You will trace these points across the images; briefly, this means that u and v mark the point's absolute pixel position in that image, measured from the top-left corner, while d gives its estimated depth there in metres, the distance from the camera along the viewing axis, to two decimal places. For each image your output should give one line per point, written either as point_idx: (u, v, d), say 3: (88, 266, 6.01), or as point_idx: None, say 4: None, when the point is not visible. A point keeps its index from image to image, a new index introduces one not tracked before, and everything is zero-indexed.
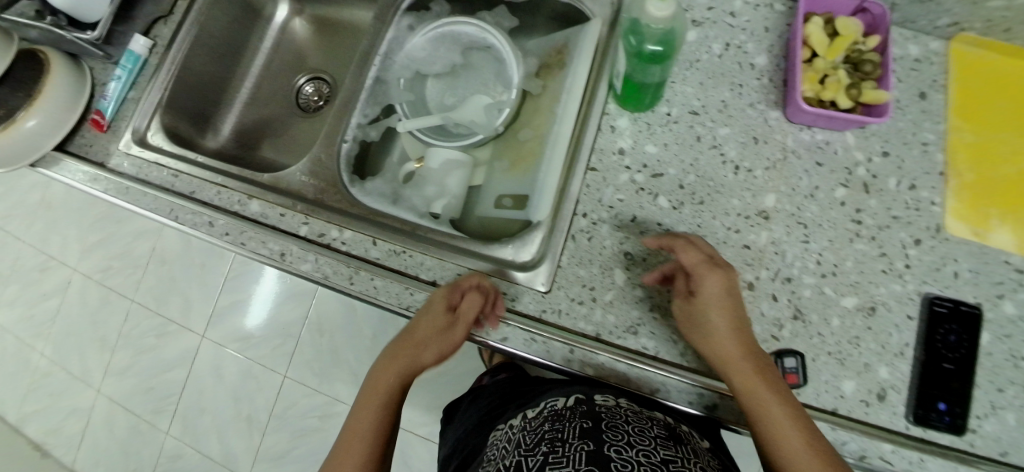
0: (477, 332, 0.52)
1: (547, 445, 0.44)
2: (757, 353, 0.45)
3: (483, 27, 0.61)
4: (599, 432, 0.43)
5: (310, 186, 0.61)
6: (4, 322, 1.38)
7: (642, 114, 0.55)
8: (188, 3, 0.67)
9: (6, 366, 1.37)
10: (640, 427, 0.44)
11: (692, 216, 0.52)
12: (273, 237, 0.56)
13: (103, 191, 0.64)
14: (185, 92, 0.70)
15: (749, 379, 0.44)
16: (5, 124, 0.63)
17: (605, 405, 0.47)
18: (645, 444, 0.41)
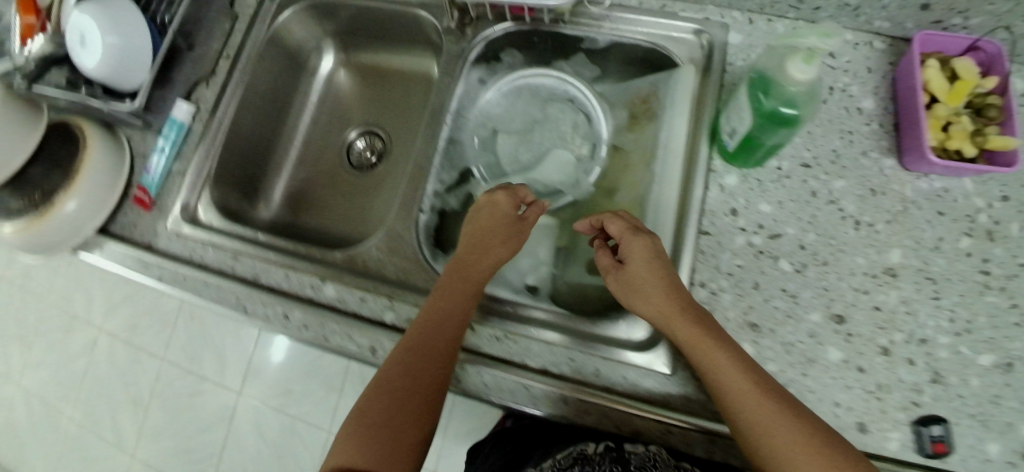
0: (605, 425, 0.47)
1: None
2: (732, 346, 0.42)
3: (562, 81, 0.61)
4: None
5: (388, 262, 0.56)
6: (22, 385, 1.29)
7: (752, 170, 0.51)
8: (233, 64, 0.67)
9: (23, 433, 1.28)
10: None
11: (818, 279, 0.49)
12: (359, 328, 0.53)
13: (158, 279, 0.60)
14: (235, 160, 0.68)
15: (728, 373, 0.41)
16: (46, 210, 0.61)
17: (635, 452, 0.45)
18: None
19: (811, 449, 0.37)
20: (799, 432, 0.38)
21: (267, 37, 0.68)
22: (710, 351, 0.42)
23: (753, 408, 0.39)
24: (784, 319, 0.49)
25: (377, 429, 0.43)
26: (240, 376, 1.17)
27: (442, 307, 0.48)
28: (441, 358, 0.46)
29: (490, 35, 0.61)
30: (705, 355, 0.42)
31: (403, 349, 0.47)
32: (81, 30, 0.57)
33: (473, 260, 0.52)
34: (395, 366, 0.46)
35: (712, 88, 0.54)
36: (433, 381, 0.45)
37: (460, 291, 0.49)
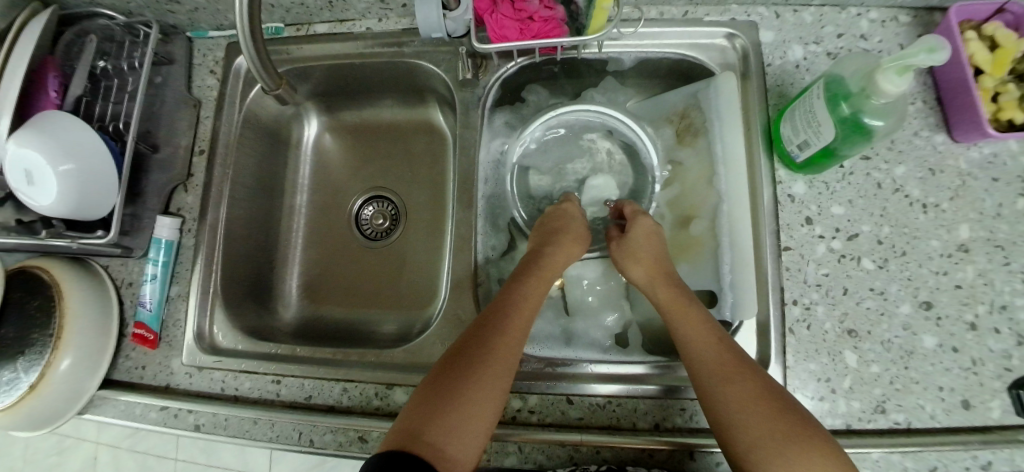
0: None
1: None
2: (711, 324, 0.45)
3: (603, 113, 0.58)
4: None
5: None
6: None
7: (816, 174, 0.51)
8: (209, 160, 0.58)
9: None
10: None
11: (900, 270, 0.49)
12: None
13: (196, 426, 0.52)
14: (238, 265, 0.60)
15: (701, 342, 0.43)
16: (34, 380, 0.51)
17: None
18: None
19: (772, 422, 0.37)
20: (766, 409, 0.38)
21: (241, 120, 0.60)
22: (689, 320, 0.45)
23: (720, 384, 0.40)
24: (877, 318, 0.49)
25: (443, 400, 0.40)
26: (266, 459, 1.08)
27: (514, 298, 0.47)
28: (510, 348, 0.43)
29: (504, 75, 0.56)
30: (685, 323, 0.45)
31: (467, 339, 0.44)
32: (25, 166, 0.47)
33: (543, 255, 0.51)
34: (459, 354, 0.43)
35: (758, 97, 0.52)
36: (505, 369, 0.42)
37: (531, 286, 0.48)
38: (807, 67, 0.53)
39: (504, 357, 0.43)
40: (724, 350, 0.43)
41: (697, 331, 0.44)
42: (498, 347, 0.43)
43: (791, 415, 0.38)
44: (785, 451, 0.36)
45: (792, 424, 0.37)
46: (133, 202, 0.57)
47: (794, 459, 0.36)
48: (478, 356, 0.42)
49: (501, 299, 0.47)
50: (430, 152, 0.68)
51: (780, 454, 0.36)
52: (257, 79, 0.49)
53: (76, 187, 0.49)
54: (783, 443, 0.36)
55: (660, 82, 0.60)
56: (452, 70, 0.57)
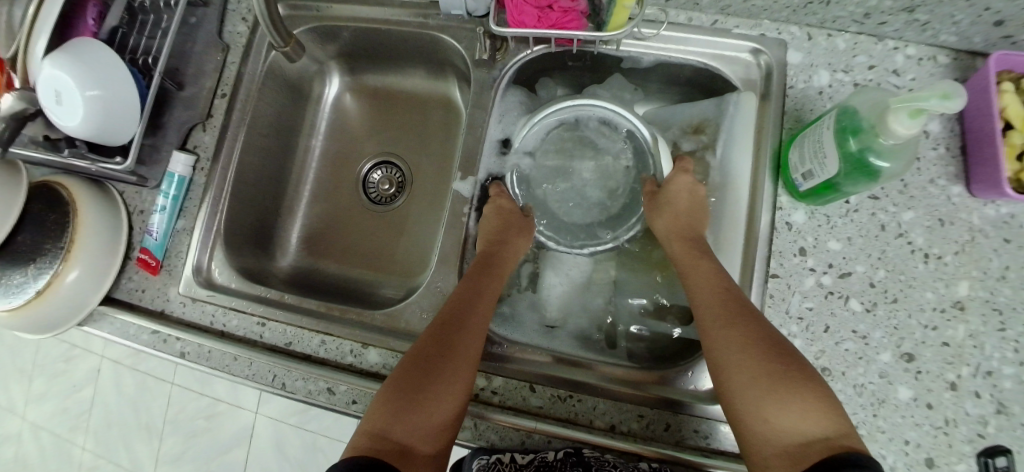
0: None
1: None
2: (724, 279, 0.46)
3: (613, 111, 0.55)
4: None
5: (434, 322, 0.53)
6: (27, 416, 1.21)
7: (820, 206, 0.50)
8: (231, 104, 0.60)
9: (37, 463, 1.21)
10: None
11: (888, 317, 0.48)
12: None
13: (181, 353, 0.55)
14: (245, 208, 0.63)
15: (711, 294, 0.45)
16: (41, 287, 0.55)
17: (595, 456, 0.46)
18: None
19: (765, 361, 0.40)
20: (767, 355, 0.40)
21: (265, 70, 0.61)
22: (704, 278, 0.47)
23: (726, 331, 0.42)
24: (855, 361, 0.48)
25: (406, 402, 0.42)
26: (254, 396, 1.14)
27: (474, 301, 0.49)
28: (472, 348, 0.46)
29: (525, 59, 0.56)
30: (696, 275, 0.48)
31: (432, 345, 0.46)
32: (54, 86, 0.50)
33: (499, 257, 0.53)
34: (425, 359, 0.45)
35: (773, 120, 0.51)
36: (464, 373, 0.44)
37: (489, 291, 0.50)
38: (830, 94, 0.51)
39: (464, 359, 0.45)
40: (734, 299, 0.44)
41: (709, 285, 0.46)
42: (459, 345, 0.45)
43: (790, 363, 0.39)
44: (774, 390, 0.38)
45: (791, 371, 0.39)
46: (152, 134, 0.59)
47: (784, 400, 0.37)
48: (440, 360, 0.44)
49: (462, 303, 0.48)
50: (443, 127, 0.69)
51: (772, 395, 0.38)
52: (267, 33, 0.53)
53: (97, 113, 0.52)
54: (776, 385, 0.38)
55: (679, 88, 0.59)
56: (472, 48, 0.57)
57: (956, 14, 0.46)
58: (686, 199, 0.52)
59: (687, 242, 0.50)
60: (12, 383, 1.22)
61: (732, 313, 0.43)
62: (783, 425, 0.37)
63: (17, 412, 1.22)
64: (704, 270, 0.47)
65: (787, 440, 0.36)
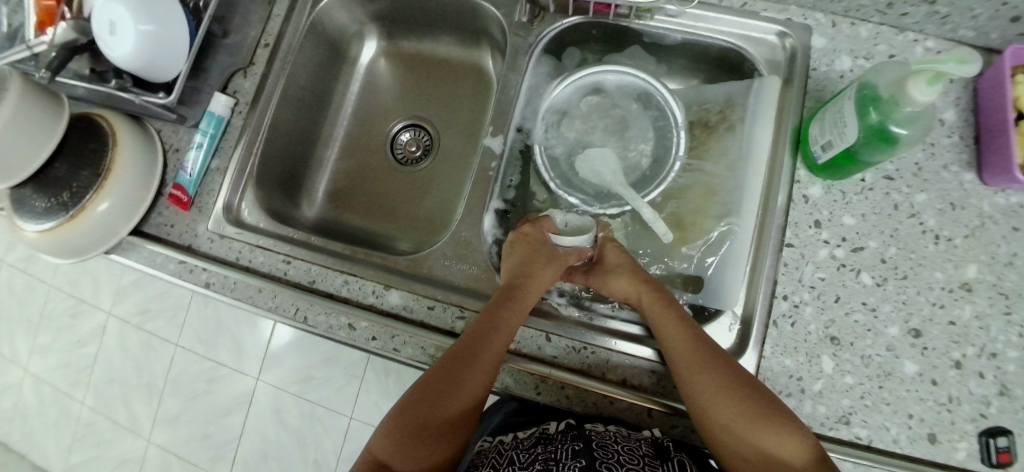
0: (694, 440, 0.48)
1: (540, 464, 0.44)
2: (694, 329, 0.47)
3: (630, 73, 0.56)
4: (591, 451, 0.43)
5: (456, 271, 0.55)
6: (31, 369, 1.22)
7: (836, 182, 0.51)
8: (272, 52, 0.62)
9: (39, 415, 1.21)
10: (629, 445, 0.44)
11: (897, 293, 0.50)
12: (431, 339, 0.51)
13: (207, 283, 0.57)
14: (279, 154, 0.65)
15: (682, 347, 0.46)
16: (76, 212, 0.58)
17: (596, 430, 0.47)
18: (635, 463, 0.42)
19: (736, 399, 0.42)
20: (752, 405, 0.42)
21: (308, 25, 0.63)
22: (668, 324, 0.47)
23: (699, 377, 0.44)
24: (863, 333, 0.49)
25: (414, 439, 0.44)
26: (256, 363, 1.14)
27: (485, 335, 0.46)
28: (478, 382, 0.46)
29: (560, 27, 0.58)
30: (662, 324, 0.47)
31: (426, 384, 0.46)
32: (111, 18, 0.53)
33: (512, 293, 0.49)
34: (417, 400, 0.45)
35: (794, 97, 0.53)
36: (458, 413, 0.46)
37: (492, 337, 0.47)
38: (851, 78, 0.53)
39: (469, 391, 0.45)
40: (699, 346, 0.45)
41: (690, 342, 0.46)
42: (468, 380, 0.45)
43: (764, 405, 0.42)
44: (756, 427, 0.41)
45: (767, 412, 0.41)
46: (196, 76, 0.62)
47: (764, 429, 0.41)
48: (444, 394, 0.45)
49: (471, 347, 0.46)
50: (473, 94, 0.70)
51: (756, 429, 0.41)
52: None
53: (148, 46, 0.54)
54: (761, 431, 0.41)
55: (705, 69, 0.61)
56: (510, 15, 0.59)
57: (976, 7, 0.48)
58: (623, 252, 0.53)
59: (658, 300, 0.49)
60: (20, 334, 1.23)
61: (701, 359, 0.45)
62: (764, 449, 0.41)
63: (23, 363, 1.22)
64: (681, 333, 0.46)
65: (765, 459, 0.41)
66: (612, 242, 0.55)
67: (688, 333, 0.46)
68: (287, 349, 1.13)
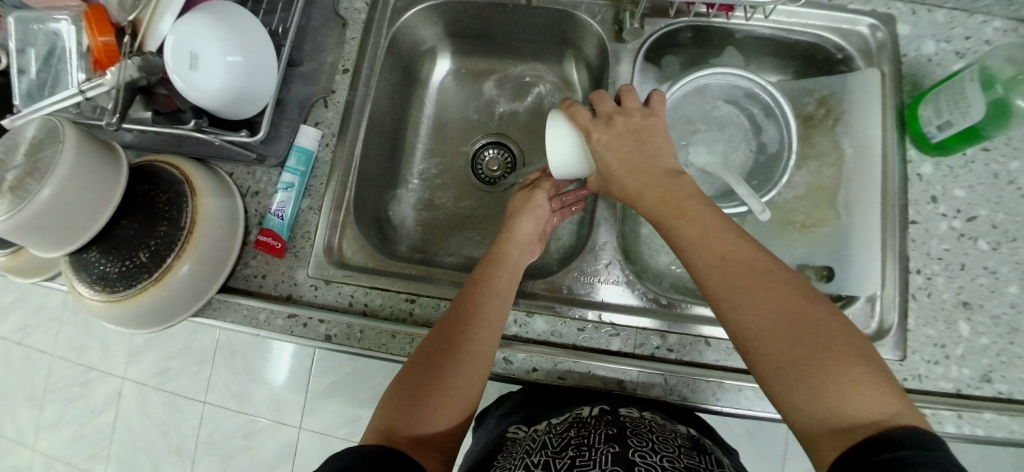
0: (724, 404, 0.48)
1: (574, 449, 0.42)
2: (728, 233, 0.40)
3: (737, 74, 0.55)
4: (624, 437, 0.42)
5: (600, 285, 0.54)
6: (39, 449, 1.07)
7: (943, 158, 0.55)
8: (352, 78, 0.58)
9: None
10: (663, 436, 0.44)
11: (1011, 254, 0.53)
12: (595, 360, 0.50)
13: (327, 335, 0.52)
14: (369, 185, 0.60)
15: (715, 258, 0.39)
16: (159, 273, 0.51)
17: (630, 415, 0.46)
18: (669, 451, 0.41)
19: (789, 325, 0.35)
20: (791, 332, 0.34)
21: (387, 45, 0.60)
22: (706, 230, 0.40)
23: (738, 302, 0.37)
24: (989, 295, 0.53)
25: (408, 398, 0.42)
26: (297, 409, 0.98)
27: (480, 289, 0.48)
28: (482, 338, 0.45)
29: (666, 28, 0.58)
30: (696, 234, 0.40)
31: (422, 358, 0.44)
32: (192, 50, 0.48)
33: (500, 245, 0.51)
34: (425, 359, 0.44)
35: (892, 85, 0.56)
36: (467, 390, 0.43)
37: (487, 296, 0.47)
38: (939, 62, 0.56)
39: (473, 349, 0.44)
40: (745, 262, 0.38)
41: (717, 251, 0.39)
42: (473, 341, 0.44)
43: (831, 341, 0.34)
44: (820, 368, 0.33)
45: (832, 346, 0.33)
46: (275, 111, 0.56)
47: (837, 378, 0.32)
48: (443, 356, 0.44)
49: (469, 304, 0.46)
50: (553, 104, 0.68)
51: (819, 375, 0.33)
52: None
53: (237, 80, 0.50)
54: (801, 370, 0.33)
55: (791, 62, 0.63)
56: (608, 22, 0.58)
57: None
58: (619, 137, 0.45)
59: (680, 202, 0.42)
60: (22, 413, 1.09)
61: (750, 276, 0.37)
62: (838, 403, 0.32)
63: (30, 443, 1.08)
64: (729, 241, 0.39)
65: (836, 417, 0.32)
66: (597, 135, 0.46)
67: (718, 237, 0.40)
68: (330, 394, 0.98)
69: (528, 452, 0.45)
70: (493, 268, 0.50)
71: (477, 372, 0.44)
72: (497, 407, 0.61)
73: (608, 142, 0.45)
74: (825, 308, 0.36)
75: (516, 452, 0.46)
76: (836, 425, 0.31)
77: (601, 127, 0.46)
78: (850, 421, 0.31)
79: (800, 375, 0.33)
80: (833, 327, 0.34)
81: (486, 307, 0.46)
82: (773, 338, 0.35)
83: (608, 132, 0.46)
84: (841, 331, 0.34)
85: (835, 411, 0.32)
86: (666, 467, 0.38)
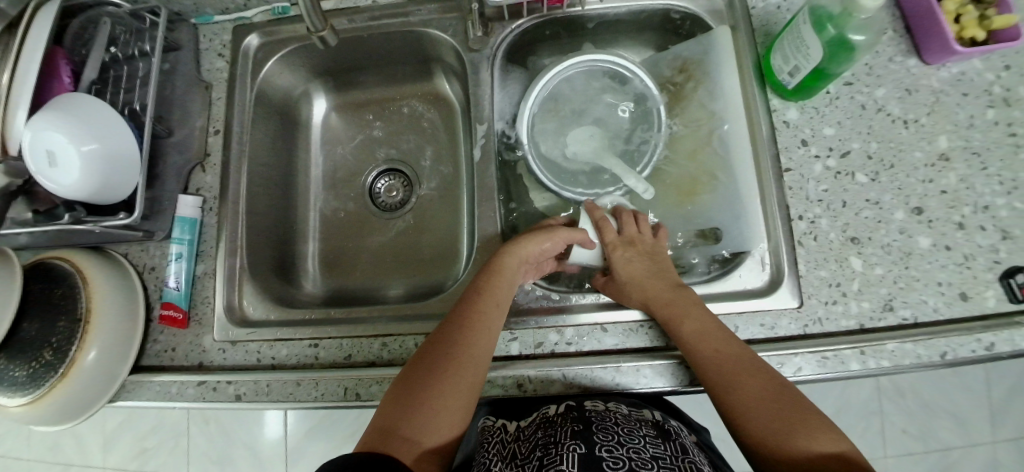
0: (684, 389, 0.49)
1: (541, 450, 0.43)
2: (714, 331, 0.46)
3: (584, 60, 0.59)
4: (589, 433, 0.43)
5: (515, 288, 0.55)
6: None
7: (807, 101, 0.55)
8: (225, 139, 0.59)
9: None
10: (628, 427, 0.45)
11: (891, 182, 0.53)
12: (509, 366, 0.50)
13: (237, 395, 0.52)
14: (264, 237, 0.62)
15: (708, 343, 0.45)
16: (64, 368, 0.52)
17: (595, 409, 0.47)
18: (634, 442, 0.42)
19: (766, 392, 0.41)
20: (774, 403, 0.41)
21: (254, 100, 0.61)
22: (700, 322, 0.46)
23: (727, 372, 0.43)
24: (876, 226, 0.53)
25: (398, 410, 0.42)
26: (279, 462, 0.98)
27: (476, 300, 0.48)
28: (473, 348, 0.46)
29: (515, 30, 0.59)
30: (695, 326, 0.46)
31: (413, 373, 0.45)
32: (47, 147, 0.49)
33: (499, 254, 0.51)
34: (415, 374, 0.45)
35: (744, 39, 0.57)
36: (455, 401, 0.43)
37: (487, 307, 0.48)
38: (787, 7, 0.57)
39: (467, 360, 0.45)
40: (733, 346, 0.45)
41: (708, 333, 0.46)
42: (468, 350, 0.45)
43: (796, 405, 0.40)
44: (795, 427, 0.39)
45: (797, 410, 0.40)
46: (152, 187, 0.57)
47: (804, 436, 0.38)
48: (436, 368, 0.44)
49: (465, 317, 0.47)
50: (438, 121, 0.69)
51: (790, 430, 0.39)
52: (303, 16, 0.44)
53: (95, 170, 0.50)
54: (776, 435, 0.39)
55: (652, 35, 0.63)
56: (459, 33, 0.58)
57: None
58: (641, 257, 0.53)
59: (670, 295, 0.49)
60: None
61: (736, 359, 0.44)
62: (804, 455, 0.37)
63: None
64: (713, 329, 0.46)
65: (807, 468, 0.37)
66: (620, 249, 0.54)
67: (711, 326, 0.46)
68: (307, 440, 0.99)
69: (500, 457, 0.46)
70: (496, 277, 0.50)
71: (467, 380, 0.44)
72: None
73: (629, 257, 0.53)
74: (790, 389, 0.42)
75: (489, 453, 0.47)
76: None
77: (626, 245, 0.54)
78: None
79: (778, 440, 0.38)
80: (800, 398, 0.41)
81: (482, 318, 0.47)
82: (752, 401, 0.41)
83: (631, 250, 0.54)
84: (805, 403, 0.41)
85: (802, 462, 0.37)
86: (631, 459, 0.40)
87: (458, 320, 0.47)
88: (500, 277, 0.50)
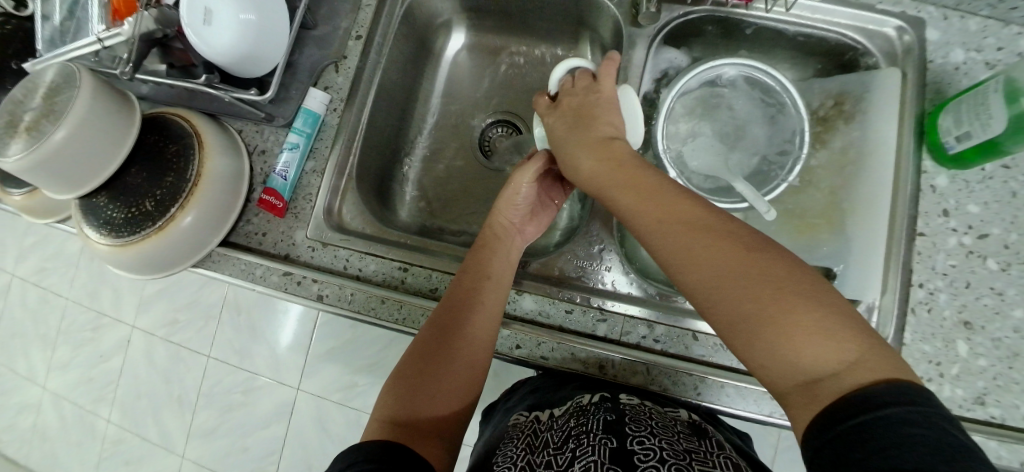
0: (753, 414, 0.47)
1: (574, 441, 0.39)
2: (673, 196, 0.38)
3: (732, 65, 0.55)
4: (622, 425, 0.40)
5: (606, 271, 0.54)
6: (55, 388, 1.12)
7: (959, 171, 0.53)
8: (364, 45, 0.58)
9: (65, 435, 1.12)
10: (663, 422, 0.41)
11: (1022, 277, 0.51)
12: (593, 343, 0.50)
13: (319, 294, 0.53)
14: (375, 152, 0.61)
15: (663, 220, 0.37)
16: (162, 222, 0.53)
17: (630, 403, 0.45)
18: (667, 434, 0.39)
19: (734, 274, 0.33)
20: (742, 287, 0.33)
21: (401, 15, 0.60)
22: (645, 195, 0.39)
23: (686, 261, 0.36)
24: (993, 316, 0.51)
25: (423, 374, 0.43)
26: (295, 371, 0.99)
27: (486, 263, 0.48)
28: (492, 306, 0.46)
29: (682, 17, 0.57)
30: (643, 204, 0.39)
31: (431, 334, 0.45)
32: (207, 5, 0.49)
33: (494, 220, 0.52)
34: (435, 333, 0.45)
35: (913, 92, 0.54)
36: (479, 359, 0.45)
37: (496, 265, 0.48)
38: (966, 71, 0.54)
39: (485, 320, 0.45)
40: (695, 222, 0.36)
41: (659, 212, 0.38)
42: (487, 311, 0.46)
43: (773, 282, 0.32)
44: (774, 322, 0.31)
45: (774, 290, 0.32)
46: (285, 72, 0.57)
47: (787, 331, 0.31)
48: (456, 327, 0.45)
49: (476, 278, 0.47)
50: None
51: (767, 328, 0.31)
52: None
53: (247, 37, 0.50)
54: (759, 332, 0.31)
55: (811, 61, 0.61)
56: (625, 5, 0.57)
57: None
58: (581, 120, 0.46)
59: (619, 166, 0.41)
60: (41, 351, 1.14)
61: (695, 233, 0.36)
62: (798, 356, 0.30)
63: (41, 381, 1.13)
64: (661, 199, 0.38)
65: (801, 373, 0.30)
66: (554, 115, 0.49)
67: (664, 198, 0.38)
68: (325, 359, 0.99)
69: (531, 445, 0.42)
70: (485, 245, 0.50)
71: (486, 336, 0.45)
72: (507, 401, 0.58)
73: (567, 123, 0.47)
74: (804, 269, 0.33)
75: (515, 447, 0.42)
76: (800, 382, 0.30)
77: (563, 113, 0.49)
78: (812, 372, 0.30)
79: (762, 333, 0.31)
80: (781, 276, 0.32)
81: (494, 274, 0.48)
82: (722, 290, 0.33)
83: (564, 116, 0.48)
84: (789, 278, 0.32)
85: (791, 363, 0.31)
86: (664, 449, 0.36)
87: (465, 276, 0.48)
88: (488, 242, 0.50)
